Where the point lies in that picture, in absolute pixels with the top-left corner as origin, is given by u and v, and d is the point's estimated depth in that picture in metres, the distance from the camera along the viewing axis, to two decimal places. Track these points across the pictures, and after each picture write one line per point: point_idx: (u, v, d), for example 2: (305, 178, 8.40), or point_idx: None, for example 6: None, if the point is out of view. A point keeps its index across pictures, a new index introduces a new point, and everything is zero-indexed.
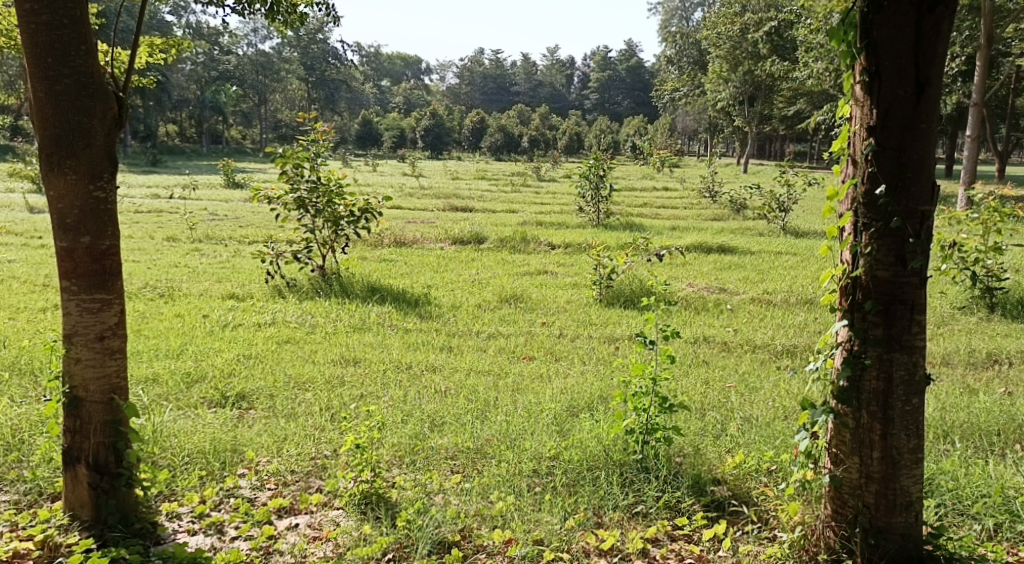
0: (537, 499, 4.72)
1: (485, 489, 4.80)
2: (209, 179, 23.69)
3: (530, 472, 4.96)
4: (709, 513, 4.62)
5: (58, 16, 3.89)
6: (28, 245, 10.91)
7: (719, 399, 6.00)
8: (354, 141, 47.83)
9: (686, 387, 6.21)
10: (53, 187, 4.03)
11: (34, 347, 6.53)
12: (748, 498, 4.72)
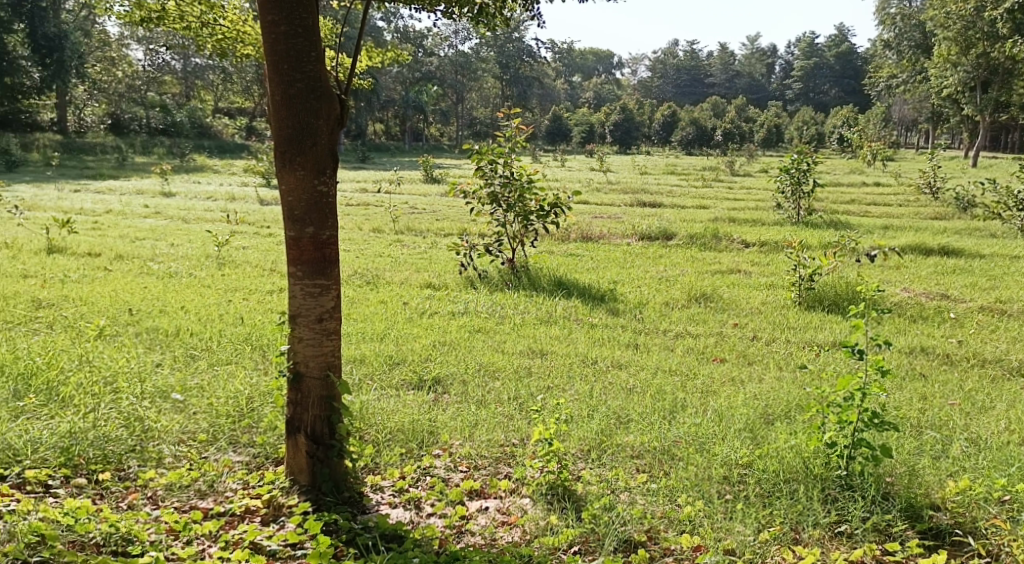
0: (728, 508, 4.69)
1: (673, 492, 4.82)
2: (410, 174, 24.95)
3: (721, 478, 4.93)
4: (925, 541, 4.46)
5: (294, 26, 4.30)
6: (257, 233, 12.01)
7: (938, 417, 5.66)
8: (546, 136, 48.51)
9: (901, 401, 5.90)
10: (285, 181, 4.45)
11: (261, 325, 7.22)
12: (978, 531, 4.51)
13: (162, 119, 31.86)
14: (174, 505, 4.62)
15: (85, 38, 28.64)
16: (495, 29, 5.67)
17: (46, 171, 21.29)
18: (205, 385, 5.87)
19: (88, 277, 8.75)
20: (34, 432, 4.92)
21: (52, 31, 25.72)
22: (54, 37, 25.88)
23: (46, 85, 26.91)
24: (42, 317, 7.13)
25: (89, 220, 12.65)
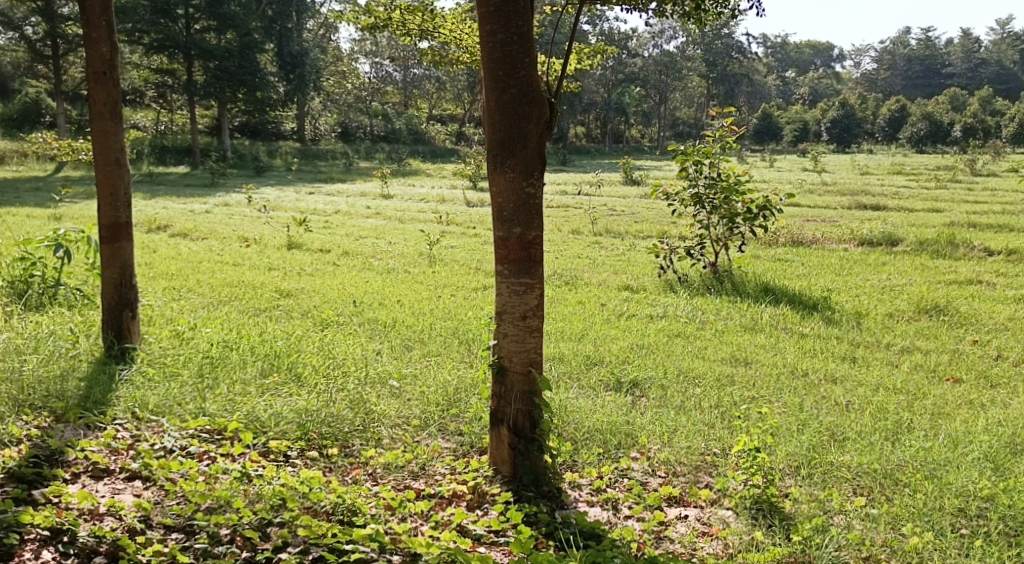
0: (965, 543, 4.40)
1: (896, 521, 4.56)
2: (613, 176, 24.95)
3: (956, 510, 4.62)
4: None
5: (511, 34, 4.46)
6: (465, 234, 12.50)
7: None
8: (754, 136, 46.83)
9: None
10: (496, 183, 4.62)
11: (469, 321, 7.53)
12: None
13: (381, 126, 33.92)
14: (391, 483, 4.94)
15: (321, 53, 31.08)
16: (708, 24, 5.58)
17: (282, 176, 23.30)
18: (418, 373, 6.23)
19: (319, 270, 9.50)
20: (277, 407, 5.39)
21: (296, 50, 28.14)
22: (297, 55, 28.29)
23: (289, 101, 28.91)
24: (282, 305, 7.82)
25: (320, 219, 13.70)
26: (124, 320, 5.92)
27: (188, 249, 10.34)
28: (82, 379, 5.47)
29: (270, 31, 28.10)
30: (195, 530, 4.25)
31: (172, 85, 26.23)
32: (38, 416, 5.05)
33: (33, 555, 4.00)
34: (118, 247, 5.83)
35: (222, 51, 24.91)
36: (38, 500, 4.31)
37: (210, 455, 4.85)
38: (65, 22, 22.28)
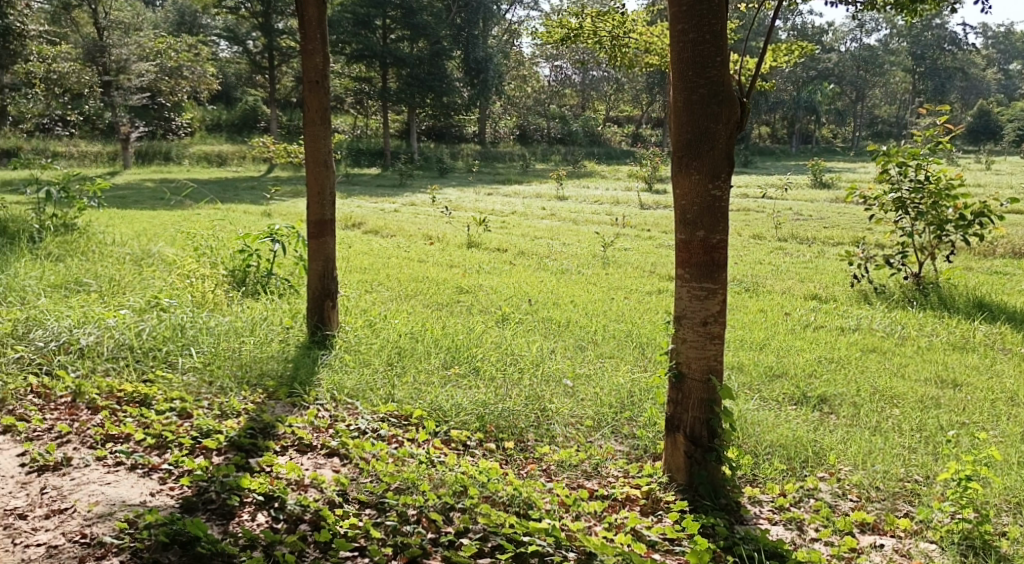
0: None
1: None
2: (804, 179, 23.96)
3: None
4: None
5: (703, 33, 4.42)
6: (640, 236, 12.43)
7: None
8: (968, 136, 43.61)
9: None
10: (680, 185, 4.60)
11: (643, 324, 7.50)
12: None
13: (560, 128, 34.32)
14: (565, 480, 5.02)
15: (504, 58, 31.85)
16: (923, 14, 5.26)
17: (467, 177, 24.08)
18: (592, 374, 6.29)
19: (497, 269, 9.76)
20: (458, 398, 5.63)
21: (481, 56, 28.96)
22: (482, 60, 29.11)
23: (472, 105, 29.79)
24: (463, 301, 8.13)
25: (499, 220, 14.05)
26: (326, 309, 6.36)
27: (379, 246, 10.92)
28: (289, 361, 5.93)
29: (458, 38, 29.12)
30: (386, 508, 4.51)
31: (368, 91, 27.74)
32: (253, 392, 5.54)
33: (250, 516, 4.40)
34: (322, 241, 6.27)
35: (414, 58, 26.06)
36: (253, 468, 4.73)
37: (398, 439, 5.16)
38: (279, 35, 24.12)
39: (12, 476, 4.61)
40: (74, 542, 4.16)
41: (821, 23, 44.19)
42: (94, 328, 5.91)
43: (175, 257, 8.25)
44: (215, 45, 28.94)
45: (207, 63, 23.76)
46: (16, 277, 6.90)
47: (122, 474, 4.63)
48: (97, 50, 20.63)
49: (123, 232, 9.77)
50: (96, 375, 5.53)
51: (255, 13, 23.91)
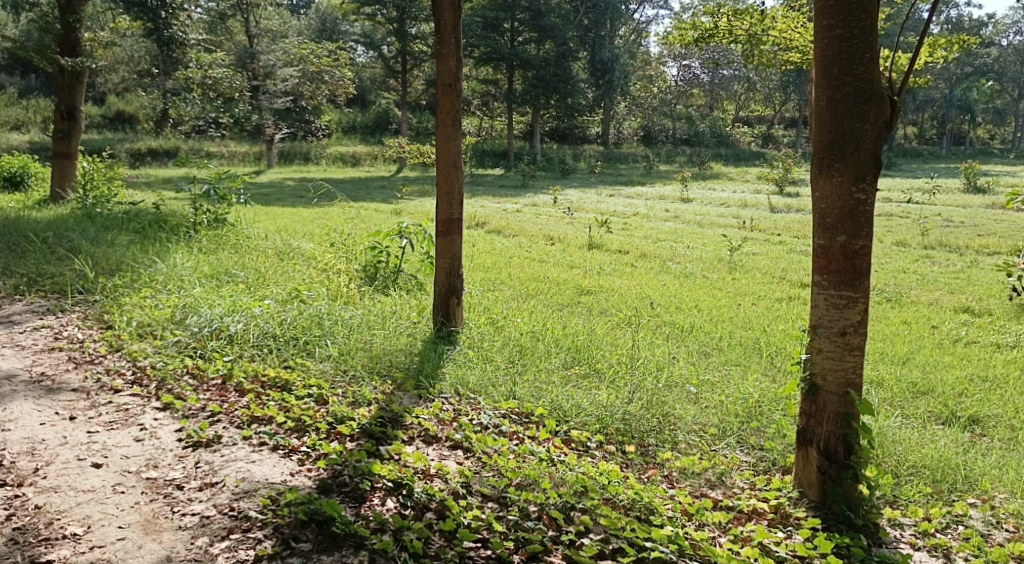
0: None
1: None
2: (955, 183, 22.61)
3: None
4: None
5: (851, 28, 4.20)
6: (769, 241, 12.03)
7: None
8: None
9: None
10: (821, 188, 4.39)
11: (772, 332, 7.23)
12: None
13: (687, 129, 33.74)
14: (687, 488, 4.88)
15: (632, 58, 31.59)
16: None
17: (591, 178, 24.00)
18: (717, 381, 6.10)
19: (618, 271, 9.65)
20: (579, 399, 5.57)
21: (607, 56, 28.83)
22: (608, 61, 29.02)
23: (598, 106, 29.66)
24: (584, 302, 8.06)
25: (621, 221, 13.91)
26: (450, 305, 6.42)
27: (501, 245, 10.99)
28: (417, 354, 6.02)
29: (585, 39, 29.10)
30: (508, 502, 4.51)
31: (495, 93, 28.07)
32: (383, 382, 5.65)
33: (380, 501, 4.47)
34: (449, 240, 6.34)
35: (541, 60, 26.14)
36: (383, 455, 4.82)
37: (519, 436, 5.16)
38: (412, 40, 24.71)
39: (170, 450, 4.84)
40: (224, 514, 4.33)
41: (978, 17, 41.71)
42: (243, 315, 6.27)
43: (312, 251, 8.56)
44: (352, 50, 29.94)
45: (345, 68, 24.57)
46: (173, 271, 7.38)
47: (266, 454, 4.80)
48: (247, 57, 22.01)
49: (265, 227, 10.21)
50: (241, 360, 5.78)
51: (390, 19, 24.46)
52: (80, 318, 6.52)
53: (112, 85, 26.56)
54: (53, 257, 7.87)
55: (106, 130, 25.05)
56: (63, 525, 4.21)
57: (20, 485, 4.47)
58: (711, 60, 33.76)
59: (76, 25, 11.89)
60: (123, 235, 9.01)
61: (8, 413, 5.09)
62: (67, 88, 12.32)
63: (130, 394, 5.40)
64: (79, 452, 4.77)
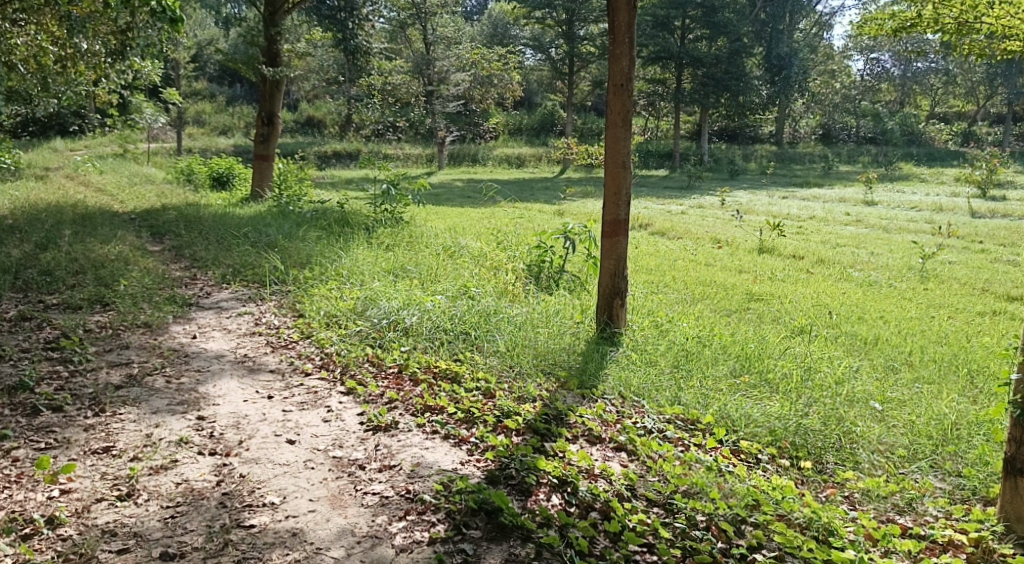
0: None
1: None
2: None
3: None
4: None
5: None
6: (969, 248, 11.08)
7: None
8: None
9: None
10: None
11: (971, 349, 6.62)
12: None
13: (873, 128, 31.80)
14: (872, 512, 4.52)
15: (812, 53, 30.15)
16: None
17: (765, 180, 23.05)
18: (906, 400, 5.62)
19: (793, 277, 9.17)
20: (749, 408, 5.28)
21: (784, 51, 27.71)
22: (785, 56, 27.85)
23: (772, 104, 28.50)
24: (755, 309, 7.68)
25: (796, 224, 13.26)
26: (614, 306, 6.28)
27: (666, 247, 10.73)
28: (580, 354, 5.92)
29: (761, 35, 28.22)
30: (675, 509, 4.34)
31: (663, 93, 27.63)
32: (547, 380, 5.58)
33: (545, 496, 4.43)
34: (616, 240, 6.19)
35: (711, 58, 25.45)
36: (548, 452, 4.76)
37: (684, 443, 4.96)
38: (580, 42, 24.66)
39: (353, 431, 4.99)
40: (401, 496, 4.42)
41: None
42: (416, 309, 6.41)
43: (480, 249, 8.66)
44: (522, 53, 30.30)
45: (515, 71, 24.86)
46: (355, 265, 7.67)
47: (438, 441, 4.88)
48: (424, 63, 22.65)
49: (437, 226, 10.45)
50: (415, 351, 5.91)
51: (559, 22, 24.64)
52: (276, 307, 6.87)
53: (302, 92, 28.19)
54: (253, 250, 8.38)
55: (297, 134, 26.62)
56: (262, 494, 4.38)
57: (228, 455, 4.66)
58: (904, 52, 31.80)
59: (277, 37, 12.56)
60: (311, 231, 9.49)
61: (217, 389, 5.38)
62: (268, 95, 13.06)
63: (318, 377, 5.63)
64: (276, 428, 4.97)
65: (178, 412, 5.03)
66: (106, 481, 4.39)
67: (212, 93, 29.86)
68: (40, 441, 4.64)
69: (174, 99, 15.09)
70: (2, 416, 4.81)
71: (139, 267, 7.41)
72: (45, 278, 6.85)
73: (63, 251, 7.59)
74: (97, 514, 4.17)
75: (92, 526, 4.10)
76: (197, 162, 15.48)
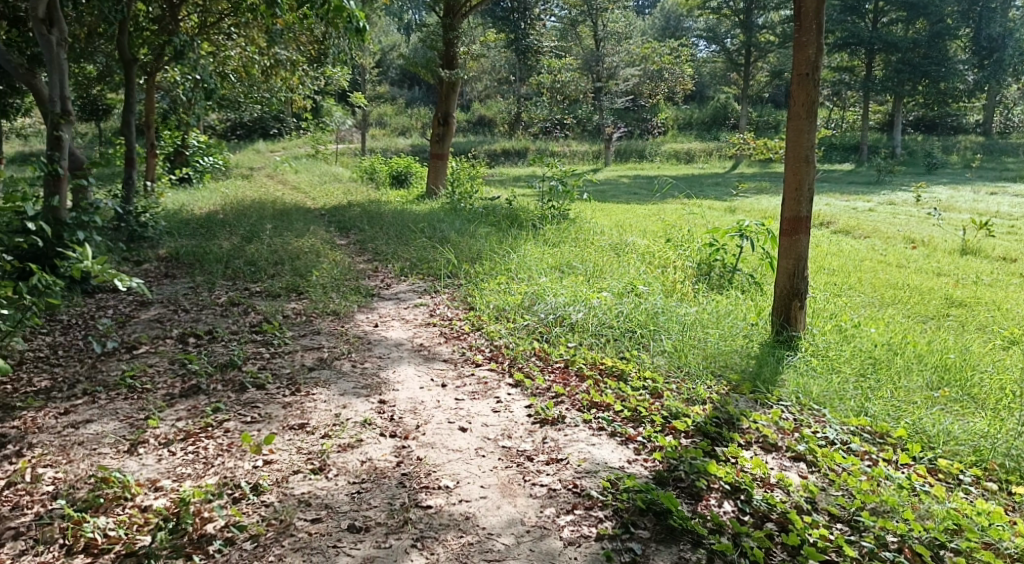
0: None
1: None
2: None
3: None
4: None
5: None
6: None
7: None
8: None
9: None
10: None
11: None
12: None
13: None
14: None
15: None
16: None
17: (967, 174, 21.31)
18: None
19: (1001, 282, 8.41)
20: (949, 424, 4.89)
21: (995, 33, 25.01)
22: (997, 37, 25.09)
23: (979, 90, 26.23)
24: (955, 316, 7.09)
25: (1006, 224, 12.16)
26: (792, 308, 5.98)
27: (852, 247, 10.16)
28: (753, 357, 5.68)
29: (968, 14, 25.28)
30: (862, 527, 4.10)
31: (852, 81, 26.14)
32: (718, 383, 5.39)
33: (716, 502, 4.29)
34: (796, 239, 5.89)
35: (908, 42, 23.81)
36: (718, 456, 4.60)
37: (871, 457, 4.66)
38: (759, 31, 23.66)
39: (521, 423, 5.03)
40: (568, 489, 4.42)
41: None
42: (582, 305, 6.39)
43: (647, 247, 8.51)
44: (695, 47, 29.60)
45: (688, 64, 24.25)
46: (523, 260, 7.75)
47: (604, 438, 4.83)
48: (594, 61, 22.80)
49: (605, 222, 10.38)
50: (581, 347, 5.88)
51: (737, 11, 23.68)
52: (449, 299, 7.06)
53: (475, 92, 28.83)
54: (427, 245, 8.65)
55: (469, 133, 27.27)
56: (437, 477, 4.49)
57: (406, 438, 4.82)
58: None
59: (455, 41, 12.91)
60: (482, 227, 9.67)
61: (397, 375, 5.58)
62: (444, 97, 13.44)
63: (488, 368, 5.73)
64: (449, 416, 5.09)
65: (363, 395, 5.26)
66: (301, 454, 4.60)
67: (394, 96, 31.24)
68: (246, 414, 4.95)
69: (359, 102, 15.84)
70: (214, 390, 5.19)
71: (329, 259, 7.82)
72: (249, 268, 7.39)
73: (264, 243, 8.16)
74: (294, 484, 4.37)
75: (290, 495, 4.29)
76: (379, 162, 16.19)
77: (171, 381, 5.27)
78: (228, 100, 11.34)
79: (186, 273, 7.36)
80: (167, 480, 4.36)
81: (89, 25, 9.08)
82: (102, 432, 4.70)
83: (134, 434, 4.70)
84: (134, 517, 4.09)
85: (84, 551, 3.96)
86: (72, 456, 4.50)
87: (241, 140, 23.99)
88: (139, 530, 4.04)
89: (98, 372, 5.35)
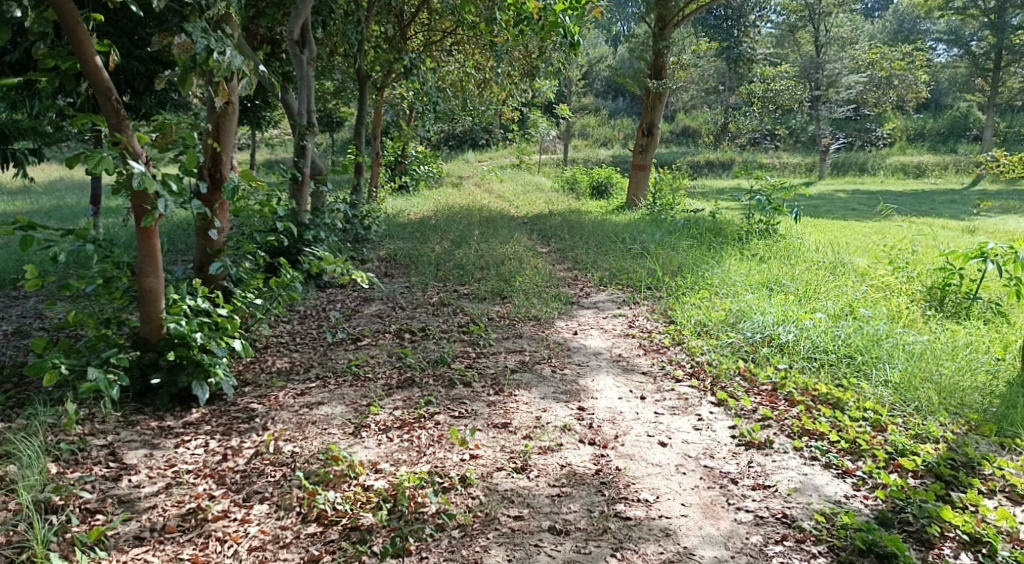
0: None
1: None
2: None
3: None
4: None
5: None
6: None
7: None
8: None
9: None
10: None
11: None
12: None
13: None
14: None
15: None
16: None
17: None
18: None
19: None
20: None
21: None
22: None
23: None
24: None
25: None
26: None
27: None
28: (998, 397, 5.12)
29: None
30: None
31: None
32: (953, 421, 4.89)
33: (952, 553, 3.91)
34: None
35: None
36: (954, 502, 4.19)
37: None
38: (1012, 32, 21.14)
39: (725, 444, 4.79)
40: (777, 518, 4.16)
41: None
42: (793, 327, 6.04)
43: (868, 267, 7.92)
44: (931, 51, 27.21)
45: (922, 71, 22.26)
46: (728, 276, 7.47)
47: (818, 469, 4.51)
48: (814, 67, 21.42)
49: (818, 239, 9.78)
50: (792, 370, 5.53)
51: (986, 10, 21.35)
52: (649, 311, 6.91)
53: (681, 102, 28.34)
54: (628, 256, 8.54)
55: (673, 144, 26.90)
56: (636, 489, 4.36)
57: (605, 447, 4.73)
58: None
59: (665, 50, 12.60)
60: (684, 240, 9.41)
61: (595, 383, 5.50)
62: (650, 107, 13.19)
63: (689, 384, 5.51)
64: (649, 429, 4.94)
65: (562, 401, 5.23)
66: (505, 452, 4.63)
67: (599, 107, 31.34)
68: (454, 409, 5.06)
69: (565, 113, 15.87)
70: (426, 384, 5.35)
71: (531, 266, 7.89)
72: (457, 271, 7.61)
73: (471, 248, 8.39)
74: (498, 480, 4.40)
75: (495, 490, 4.32)
76: (581, 172, 16.25)
77: (389, 372, 5.50)
78: (444, 111, 11.79)
79: (402, 273, 7.71)
80: (386, 464, 4.51)
81: (332, 44, 9.74)
82: (330, 415, 4.96)
83: (358, 418, 4.92)
84: (358, 494, 4.24)
85: (316, 519, 4.13)
86: (307, 433, 4.75)
87: (452, 150, 25.01)
88: (362, 506, 4.19)
89: (328, 360, 5.68)
